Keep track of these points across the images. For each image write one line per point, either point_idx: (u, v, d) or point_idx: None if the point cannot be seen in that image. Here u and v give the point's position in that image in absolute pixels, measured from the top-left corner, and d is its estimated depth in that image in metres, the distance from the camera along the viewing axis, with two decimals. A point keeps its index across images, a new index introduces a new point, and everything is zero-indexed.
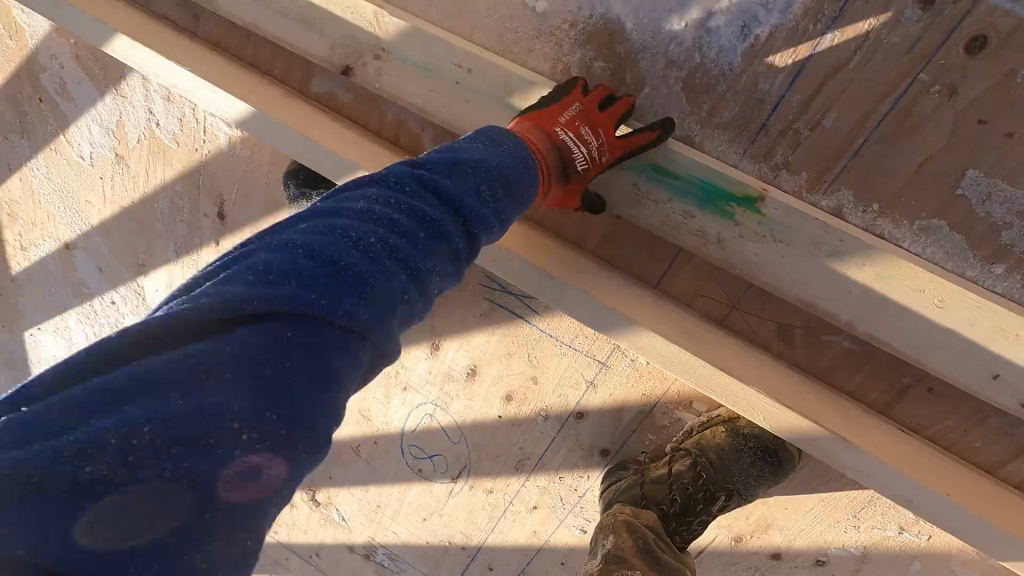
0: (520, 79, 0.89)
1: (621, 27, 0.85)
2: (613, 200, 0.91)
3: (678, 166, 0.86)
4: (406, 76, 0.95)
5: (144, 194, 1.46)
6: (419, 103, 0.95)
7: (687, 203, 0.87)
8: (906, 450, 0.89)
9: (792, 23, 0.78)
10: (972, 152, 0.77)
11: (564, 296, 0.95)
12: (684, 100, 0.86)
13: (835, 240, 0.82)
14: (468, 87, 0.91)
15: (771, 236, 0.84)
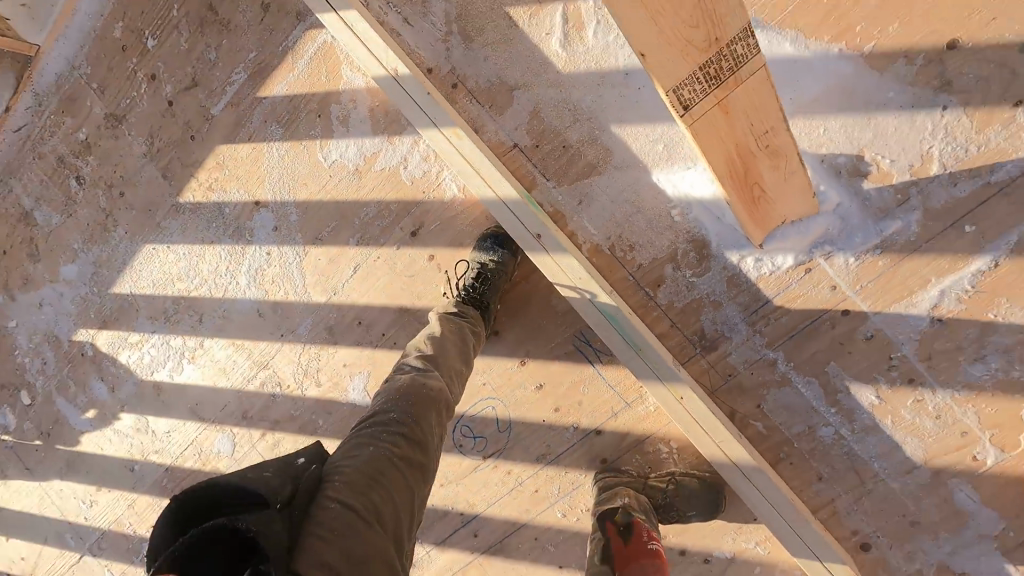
0: (613, 304, 1.78)
1: (708, 242, 1.80)
2: (621, 358, 1.80)
3: (667, 371, 1.75)
4: (554, 248, 1.80)
5: (359, 200, 2.15)
6: (557, 261, 1.80)
7: (659, 387, 1.77)
8: (780, 481, 1.78)
9: (780, 274, 1.76)
10: (836, 356, 1.75)
11: (632, 364, 1.79)
12: (723, 285, 1.81)
13: (726, 437, 1.73)
14: (572, 274, 1.79)
15: (699, 428, 1.74)
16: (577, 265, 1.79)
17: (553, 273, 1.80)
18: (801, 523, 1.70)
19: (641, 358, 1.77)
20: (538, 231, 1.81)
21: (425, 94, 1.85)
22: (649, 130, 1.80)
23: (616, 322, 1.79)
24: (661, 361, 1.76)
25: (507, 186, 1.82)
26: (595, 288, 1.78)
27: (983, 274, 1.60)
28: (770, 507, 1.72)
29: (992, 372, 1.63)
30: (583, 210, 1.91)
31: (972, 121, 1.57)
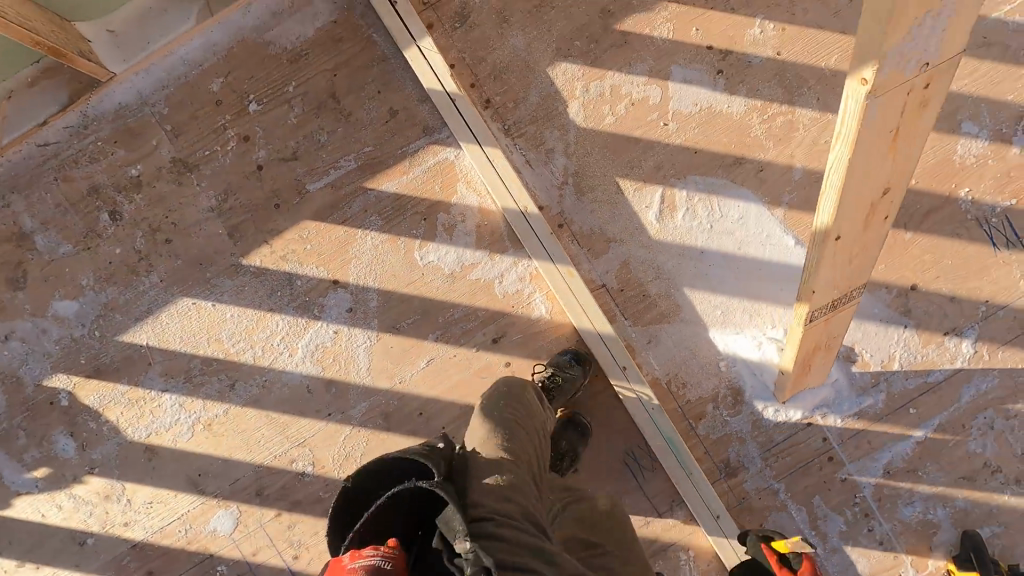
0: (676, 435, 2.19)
1: (743, 391, 2.31)
2: (674, 478, 2.21)
3: (708, 497, 2.18)
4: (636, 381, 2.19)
5: (446, 300, 2.32)
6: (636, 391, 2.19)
7: (699, 506, 2.20)
8: None
9: (790, 423, 2.32)
10: (820, 491, 2.32)
11: (681, 484, 2.20)
12: (749, 426, 2.32)
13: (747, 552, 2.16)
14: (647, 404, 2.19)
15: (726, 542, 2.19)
16: (650, 398, 2.19)
17: (632, 400, 2.20)
18: None
19: (690, 481, 2.18)
20: (625, 365, 2.18)
21: (548, 233, 2.18)
22: (712, 298, 2.31)
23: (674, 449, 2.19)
24: (705, 487, 2.18)
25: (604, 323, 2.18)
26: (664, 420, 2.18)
27: (917, 443, 2.31)
28: None
29: (917, 514, 2.31)
30: (648, 349, 2.32)
31: (920, 338, 2.31)
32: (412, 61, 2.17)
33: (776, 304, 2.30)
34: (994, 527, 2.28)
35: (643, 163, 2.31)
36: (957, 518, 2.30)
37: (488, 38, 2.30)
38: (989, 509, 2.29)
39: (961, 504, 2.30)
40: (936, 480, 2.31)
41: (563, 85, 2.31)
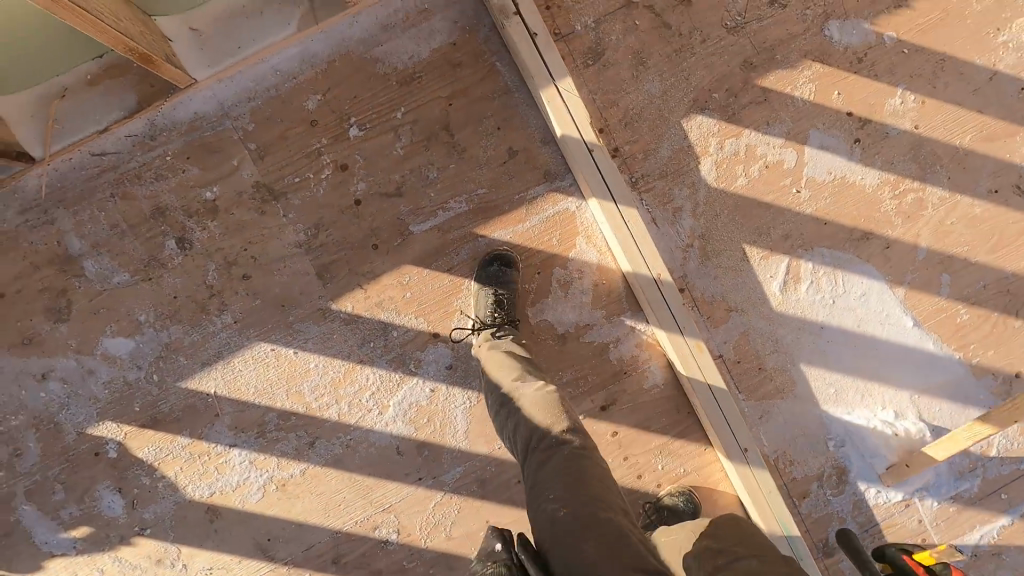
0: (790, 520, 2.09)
1: (848, 470, 2.28)
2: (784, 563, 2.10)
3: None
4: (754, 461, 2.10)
5: (556, 363, 2.15)
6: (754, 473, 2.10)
7: None
8: None
9: (889, 503, 2.30)
10: None
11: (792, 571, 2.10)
12: (850, 505, 2.29)
13: None
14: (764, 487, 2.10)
15: None
16: (768, 482, 2.09)
17: (749, 479, 2.11)
18: None
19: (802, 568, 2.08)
20: (745, 445, 2.09)
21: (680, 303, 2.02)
22: (826, 374, 2.25)
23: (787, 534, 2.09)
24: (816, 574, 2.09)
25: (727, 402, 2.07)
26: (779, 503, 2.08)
27: (1005, 528, 2.34)
28: None
29: None
30: (760, 424, 2.24)
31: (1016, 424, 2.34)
32: (548, 103, 1.93)
33: (887, 384, 2.28)
34: None
35: (771, 231, 2.20)
36: None
37: (623, 80, 2.10)
38: None
39: None
40: (1020, 564, 2.35)
41: (697, 140, 2.14)
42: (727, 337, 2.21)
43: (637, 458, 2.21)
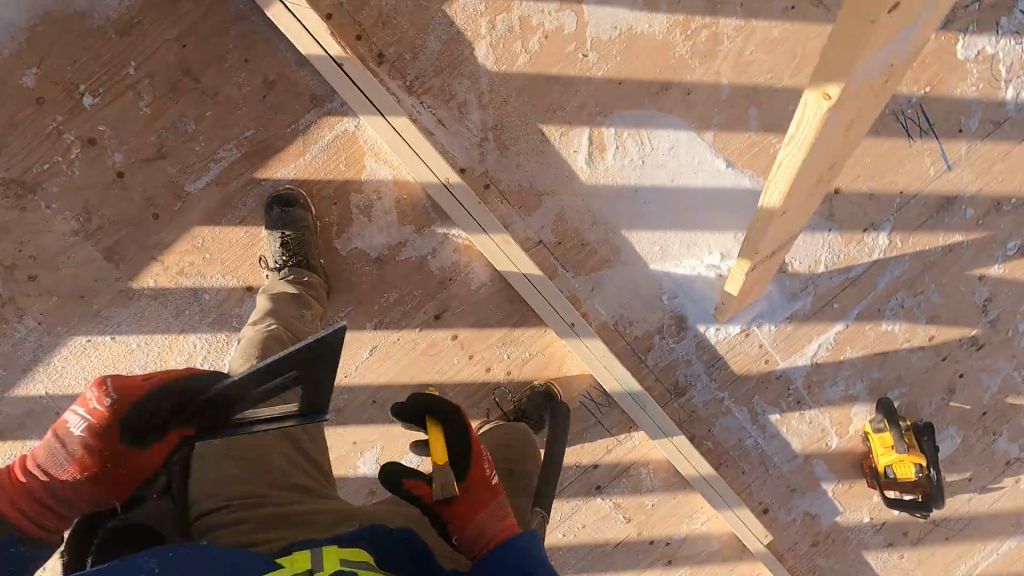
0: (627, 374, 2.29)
1: (685, 318, 2.41)
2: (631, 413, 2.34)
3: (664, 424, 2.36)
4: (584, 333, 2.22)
5: (380, 286, 2.17)
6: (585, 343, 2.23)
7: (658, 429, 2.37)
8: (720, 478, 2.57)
9: (729, 337, 2.47)
10: (758, 391, 2.56)
11: (639, 417, 2.34)
12: (693, 348, 2.45)
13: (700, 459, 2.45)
14: (597, 354, 2.25)
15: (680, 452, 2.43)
16: (603, 350, 2.26)
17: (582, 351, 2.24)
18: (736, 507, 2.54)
19: (646, 412, 2.34)
20: (572, 321, 2.20)
21: (475, 201, 2.02)
22: (650, 234, 2.28)
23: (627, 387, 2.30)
24: (660, 413, 2.35)
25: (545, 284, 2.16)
26: (613, 363, 2.26)
27: (842, 333, 2.54)
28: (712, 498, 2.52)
29: (839, 392, 2.61)
30: (595, 297, 2.33)
31: (842, 239, 2.44)
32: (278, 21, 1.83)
33: (709, 233, 2.28)
34: (900, 389, 2.64)
35: (567, 102, 2.12)
36: (872, 388, 2.62)
37: None
38: (897, 376, 2.62)
39: (875, 376, 2.61)
40: (856, 362, 2.58)
41: (465, 24, 2.03)
42: (545, 221, 2.20)
43: (484, 354, 2.32)
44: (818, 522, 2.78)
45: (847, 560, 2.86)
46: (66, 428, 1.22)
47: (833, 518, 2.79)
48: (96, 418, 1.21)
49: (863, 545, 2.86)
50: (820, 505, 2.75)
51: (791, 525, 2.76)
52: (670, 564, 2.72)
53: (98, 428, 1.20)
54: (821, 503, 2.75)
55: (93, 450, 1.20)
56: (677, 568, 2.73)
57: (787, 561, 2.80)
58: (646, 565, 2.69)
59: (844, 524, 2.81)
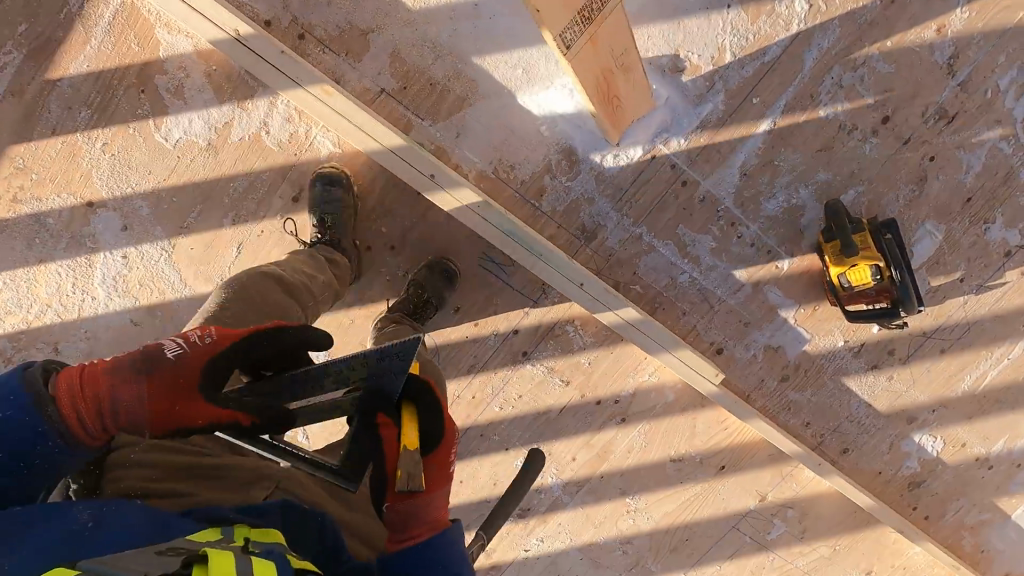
0: (510, 220, 2.05)
1: (575, 150, 2.11)
2: (525, 263, 2.12)
3: (569, 270, 2.16)
4: (448, 181, 1.96)
5: (223, 175, 2.01)
6: (452, 193, 1.97)
7: (561, 276, 2.16)
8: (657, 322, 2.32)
9: (635, 161, 2.17)
10: (682, 220, 2.25)
11: (537, 266, 2.13)
12: (593, 183, 2.16)
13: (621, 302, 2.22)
14: (470, 203, 1.99)
15: (595, 299, 2.21)
16: (476, 198, 1.99)
17: (451, 203, 1.98)
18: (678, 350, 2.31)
19: (543, 260, 2.11)
20: (431, 170, 1.94)
21: (279, 51, 1.79)
22: (507, 57, 1.99)
23: (512, 234, 2.06)
24: (560, 258, 2.13)
25: (388, 132, 1.88)
26: (490, 210, 2.01)
27: (769, 133, 2.19)
28: (647, 344, 2.29)
29: (781, 205, 2.26)
30: (464, 144, 2.06)
31: (747, 15, 2.11)
32: None
33: None
34: (858, 188, 2.26)
35: None
36: (819, 193, 2.26)
37: None
38: (849, 173, 2.24)
39: (822, 178, 2.24)
40: (794, 164, 2.22)
41: None
42: (378, 66, 1.96)
43: (360, 232, 2.13)
44: (785, 354, 2.51)
45: (827, 390, 2.60)
46: (162, 349, 1.29)
47: (802, 347, 2.51)
48: (198, 346, 1.31)
49: (844, 372, 2.58)
50: (782, 336, 2.48)
51: (754, 363, 2.51)
52: (624, 423, 2.57)
53: (198, 358, 1.29)
54: (784, 333, 2.47)
55: (150, 367, 1.26)
56: (634, 425, 2.58)
57: (757, 402, 2.58)
58: (598, 427, 2.55)
59: (817, 352, 2.53)
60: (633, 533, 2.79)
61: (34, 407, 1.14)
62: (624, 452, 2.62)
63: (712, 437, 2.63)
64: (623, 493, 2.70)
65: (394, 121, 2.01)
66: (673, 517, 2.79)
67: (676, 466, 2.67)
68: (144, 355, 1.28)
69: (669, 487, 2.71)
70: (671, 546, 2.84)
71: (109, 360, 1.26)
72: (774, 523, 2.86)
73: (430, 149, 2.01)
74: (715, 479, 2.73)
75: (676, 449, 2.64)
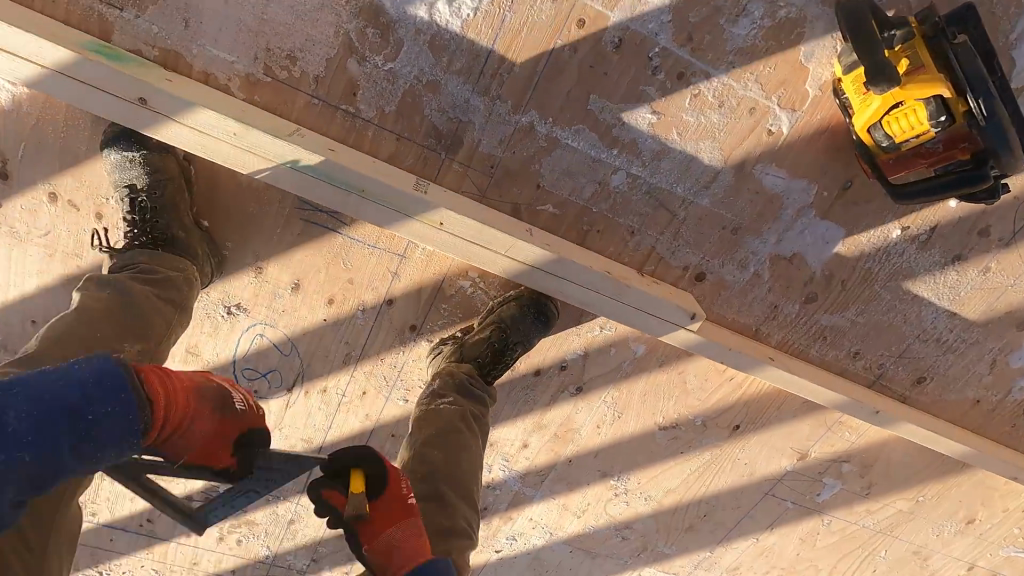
0: (294, 148, 1.27)
1: (381, 5, 1.27)
2: (346, 211, 1.34)
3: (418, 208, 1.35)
4: (173, 104, 1.21)
5: None
6: (186, 122, 1.22)
7: (408, 219, 1.36)
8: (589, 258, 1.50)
9: (487, 9, 1.30)
10: (592, 86, 1.38)
11: (366, 213, 1.35)
12: (427, 55, 1.32)
13: (519, 241, 1.40)
14: (220, 132, 1.24)
15: (474, 244, 1.40)
16: (228, 123, 1.23)
17: (192, 139, 1.24)
18: (627, 293, 1.51)
19: (370, 200, 1.33)
20: (138, 92, 1.19)
21: None
22: None
23: (304, 169, 1.28)
24: (397, 191, 1.33)
25: (42, 43, 1.14)
26: (257, 137, 1.25)
27: None
28: (577, 295, 1.50)
29: (758, 25, 1.34)
30: (199, 32, 1.28)
31: None
32: None
33: None
34: None
35: None
36: None
37: None
38: None
39: None
40: None
41: None
42: None
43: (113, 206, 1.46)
44: (807, 264, 1.63)
45: (884, 304, 1.71)
46: (236, 405, 1.10)
47: (835, 250, 1.61)
48: (257, 413, 1.13)
49: (908, 274, 1.66)
50: (799, 240, 1.59)
51: (758, 286, 1.66)
52: (582, 393, 1.85)
53: (235, 430, 1.07)
54: (801, 234, 1.58)
55: (220, 410, 1.07)
56: (597, 395, 1.85)
57: (772, 339, 1.75)
58: (548, 403, 1.86)
59: (859, 252, 1.63)
60: (631, 517, 2.15)
61: (108, 406, 0.91)
62: (593, 428, 1.93)
63: (713, 393, 1.87)
64: (605, 475, 2.04)
65: (78, 22, 1.25)
66: (680, 493, 2.10)
67: (668, 435, 1.95)
68: (212, 402, 1.06)
69: (667, 462, 2.01)
70: (685, 525, 2.18)
71: (191, 378, 1.07)
72: (825, 481, 2.11)
73: (145, 59, 1.26)
74: (730, 443, 1.99)
75: (665, 415, 1.91)
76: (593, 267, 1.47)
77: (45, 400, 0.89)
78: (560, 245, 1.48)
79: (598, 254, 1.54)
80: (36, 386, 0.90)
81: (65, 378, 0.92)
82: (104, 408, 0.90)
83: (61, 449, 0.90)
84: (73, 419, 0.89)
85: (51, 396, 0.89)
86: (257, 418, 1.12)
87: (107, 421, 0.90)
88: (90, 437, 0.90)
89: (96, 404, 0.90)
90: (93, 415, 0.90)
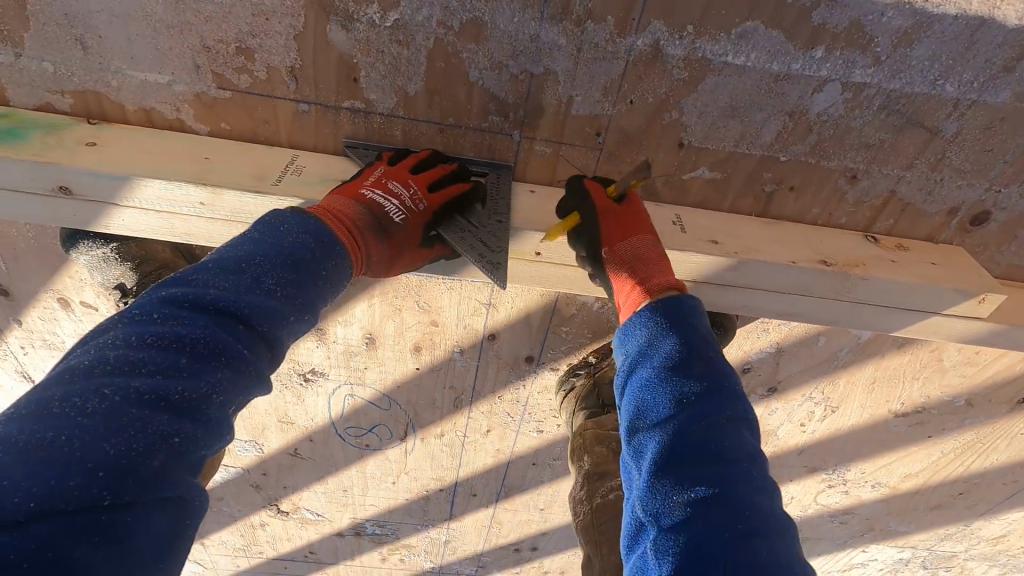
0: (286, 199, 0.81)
1: None
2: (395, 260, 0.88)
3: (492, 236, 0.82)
4: (102, 184, 0.79)
5: None
6: (135, 203, 0.81)
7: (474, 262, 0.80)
8: (785, 243, 0.90)
9: None
10: None
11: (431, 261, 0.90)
12: None
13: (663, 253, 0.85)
14: (181, 205, 0.81)
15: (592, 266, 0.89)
16: (185, 191, 0.79)
17: (155, 222, 0.84)
18: (859, 288, 0.90)
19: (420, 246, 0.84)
20: (51, 179, 0.79)
21: None
22: None
23: None
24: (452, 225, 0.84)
25: None
26: (232, 199, 0.80)
27: None
28: (769, 302, 0.93)
29: None
30: (105, 51, 0.80)
31: None
32: None
33: None
34: None
35: None
36: None
37: None
38: None
39: None
40: None
41: None
42: None
43: None
44: None
45: None
46: (384, 214, 0.79)
47: None
48: (416, 211, 0.82)
49: None
50: None
51: None
52: (776, 393, 1.32)
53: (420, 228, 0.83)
54: None
55: (373, 236, 0.79)
56: (798, 393, 1.31)
57: None
58: None
59: None
60: (853, 507, 1.65)
61: (321, 271, 0.72)
62: (795, 427, 1.41)
63: (985, 364, 1.24)
64: (815, 471, 1.54)
65: None
66: (925, 476, 1.55)
67: (909, 421, 1.38)
68: (360, 228, 0.77)
69: (906, 449, 1.45)
70: (933, 509, 1.64)
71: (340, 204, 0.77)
72: None
73: (56, 118, 0.84)
74: (1008, 418, 1.37)
75: (905, 400, 1.32)
76: (797, 262, 0.87)
77: (179, 318, 0.61)
78: (730, 234, 0.90)
79: (797, 229, 0.94)
80: (245, 259, 0.68)
81: (261, 236, 0.71)
82: (309, 288, 0.70)
83: (164, 437, 0.54)
84: (160, 393, 0.56)
85: (184, 328, 0.60)
86: (432, 202, 0.83)
87: (213, 392, 0.59)
88: (233, 384, 0.61)
89: (279, 299, 0.67)
90: (192, 381, 0.58)
